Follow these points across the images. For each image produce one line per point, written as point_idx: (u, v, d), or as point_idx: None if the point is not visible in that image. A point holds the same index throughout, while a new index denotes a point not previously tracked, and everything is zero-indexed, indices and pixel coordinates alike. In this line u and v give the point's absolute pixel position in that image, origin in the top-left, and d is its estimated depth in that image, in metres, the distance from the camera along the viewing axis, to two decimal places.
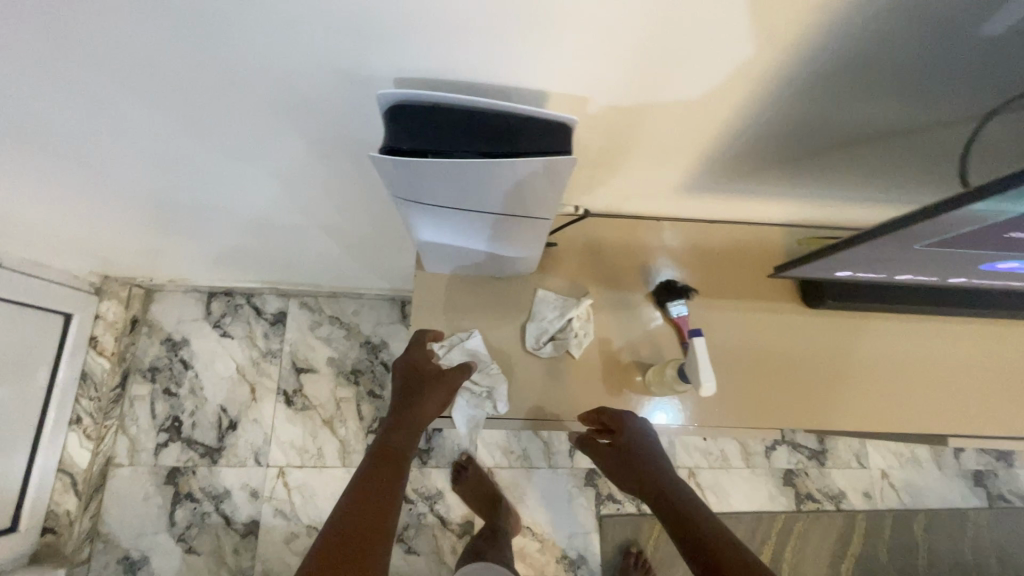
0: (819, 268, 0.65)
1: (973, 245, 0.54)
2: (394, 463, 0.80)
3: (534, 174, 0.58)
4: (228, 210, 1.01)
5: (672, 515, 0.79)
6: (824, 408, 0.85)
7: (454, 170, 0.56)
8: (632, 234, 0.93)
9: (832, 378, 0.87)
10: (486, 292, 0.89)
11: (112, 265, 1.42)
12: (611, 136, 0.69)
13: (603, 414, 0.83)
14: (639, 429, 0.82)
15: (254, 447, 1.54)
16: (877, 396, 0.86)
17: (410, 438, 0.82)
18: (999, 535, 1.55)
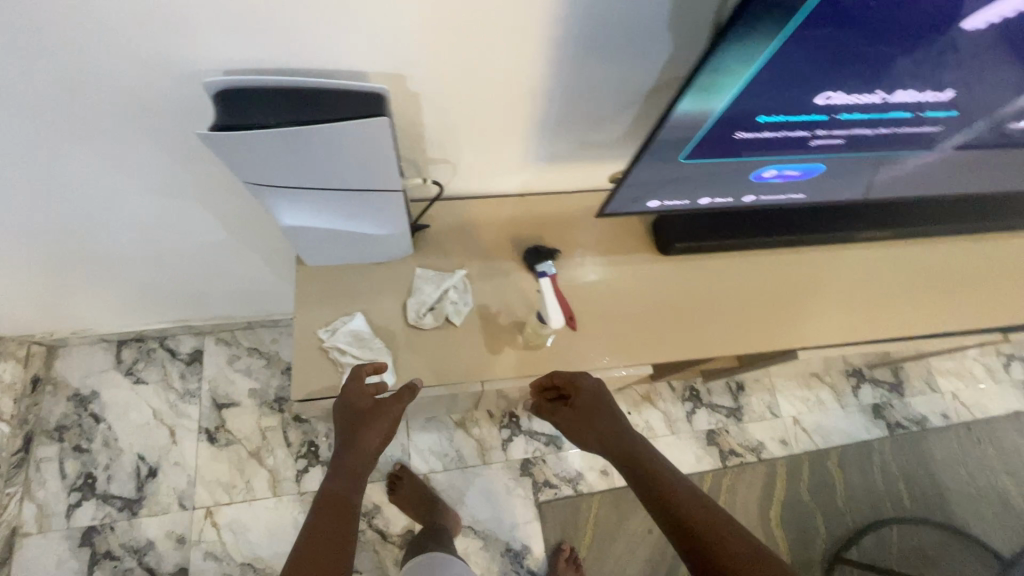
0: (635, 200, 0.74)
1: (732, 155, 0.64)
2: (340, 510, 0.75)
3: (356, 143, 0.66)
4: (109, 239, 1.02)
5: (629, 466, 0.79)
6: (684, 338, 0.97)
7: (279, 142, 0.63)
8: (498, 212, 1.02)
9: (686, 312, 0.99)
10: (367, 279, 0.95)
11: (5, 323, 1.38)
12: (441, 113, 0.78)
13: (554, 378, 0.88)
14: (592, 392, 0.85)
15: (176, 492, 1.48)
16: (726, 322, 0.99)
17: (353, 482, 0.78)
18: (904, 460, 1.68)
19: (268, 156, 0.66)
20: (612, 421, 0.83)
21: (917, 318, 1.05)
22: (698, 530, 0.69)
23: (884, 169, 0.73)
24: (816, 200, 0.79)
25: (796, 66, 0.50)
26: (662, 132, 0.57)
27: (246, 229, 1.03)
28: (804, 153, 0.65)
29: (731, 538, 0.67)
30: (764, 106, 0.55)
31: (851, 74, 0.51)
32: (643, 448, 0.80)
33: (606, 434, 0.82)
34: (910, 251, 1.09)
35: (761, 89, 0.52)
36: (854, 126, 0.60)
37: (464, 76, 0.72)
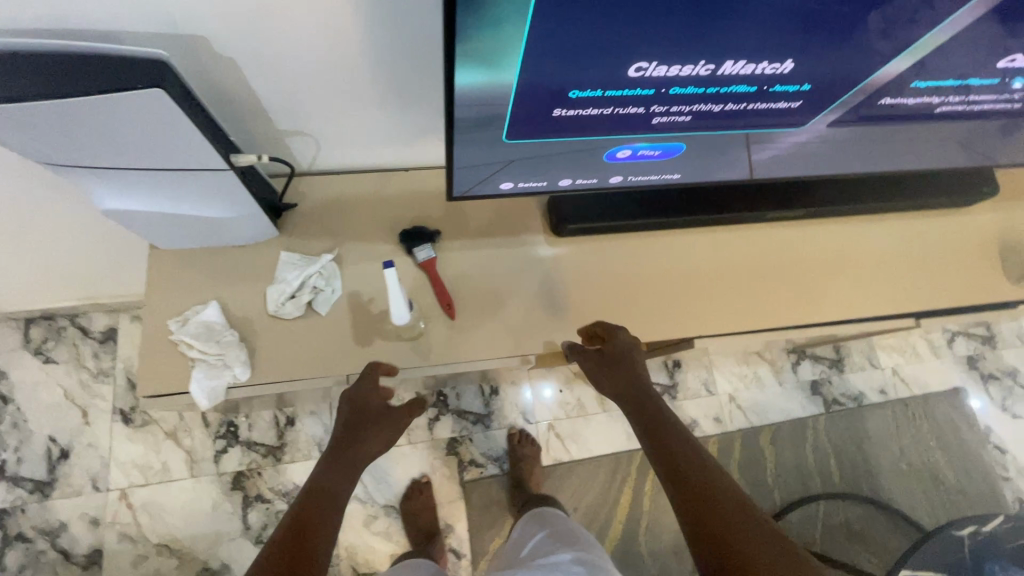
0: (482, 183, 0.67)
1: (564, 136, 0.57)
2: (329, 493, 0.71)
3: (138, 118, 0.59)
4: None
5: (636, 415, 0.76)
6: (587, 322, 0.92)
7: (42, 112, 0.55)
8: (379, 188, 0.94)
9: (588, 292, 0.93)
10: (228, 265, 0.88)
11: None
12: (273, 78, 0.70)
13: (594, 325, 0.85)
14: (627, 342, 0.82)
15: (90, 473, 1.45)
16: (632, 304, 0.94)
17: (344, 480, 0.73)
18: (838, 436, 1.67)
19: (37, 134, 0.58)
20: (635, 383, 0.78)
21: (832, 301, 0.99)
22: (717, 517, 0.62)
23: (757, 148, 0.66)
24: (694, 182, 0.72)
25: (593, 32, 0.44)
26: (455, 114, 0.50)
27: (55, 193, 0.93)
28: (649, 133, 0.58)
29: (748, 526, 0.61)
30: (575, 80, 0.48)
31: (662, 42, 0.46)
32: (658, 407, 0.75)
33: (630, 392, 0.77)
34: (830, 231, 1.03)
35: (563, 60, 0.46)
36: (693, 103, 0.54)
37: (290, 38, 0.64)
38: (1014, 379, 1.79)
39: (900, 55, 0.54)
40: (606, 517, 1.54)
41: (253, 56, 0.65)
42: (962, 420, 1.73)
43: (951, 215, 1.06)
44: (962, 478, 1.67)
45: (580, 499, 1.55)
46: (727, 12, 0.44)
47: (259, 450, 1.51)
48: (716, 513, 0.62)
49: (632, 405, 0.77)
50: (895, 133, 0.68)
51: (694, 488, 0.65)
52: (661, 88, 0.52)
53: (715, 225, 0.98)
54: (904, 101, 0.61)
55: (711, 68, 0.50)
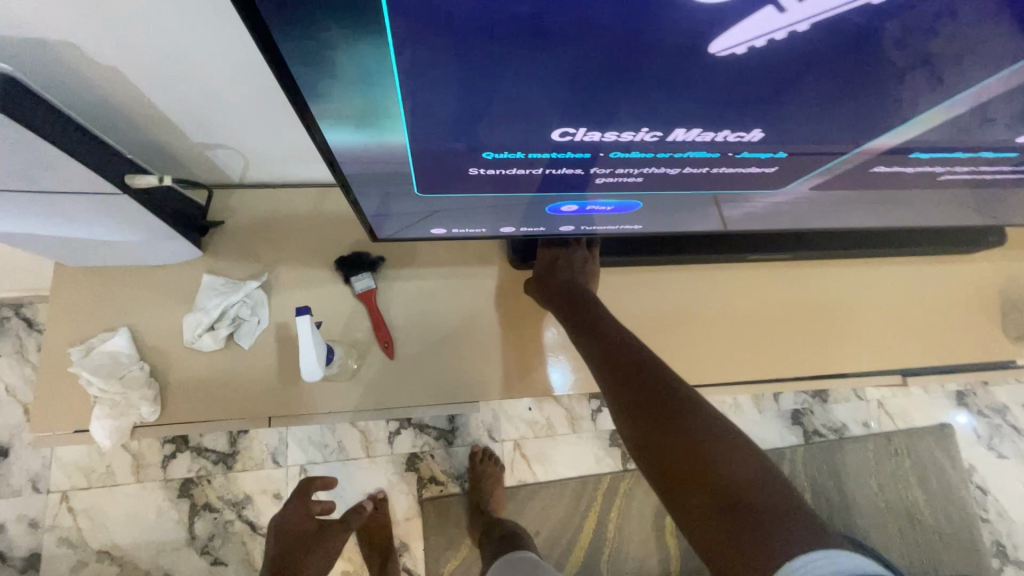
0: (410, 227, 0.59)
1: (493, 190, 0.51)
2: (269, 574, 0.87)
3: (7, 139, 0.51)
4: None
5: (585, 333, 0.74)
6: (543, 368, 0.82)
7: None
8: (321, 206, 0.85)
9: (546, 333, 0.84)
10: (143, 286, 0.79)
11: None
12: (178, 89, 0.61)
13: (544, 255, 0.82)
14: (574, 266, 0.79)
15: (30, 474, 1.38)
16: None
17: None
18: (816, 469, 1.61)
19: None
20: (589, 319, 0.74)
21: (828, 352, 0.88)
22: (677, 439, 0.59)
23: (728, 205, 0.57)
24: (657, 232, 0.64)
25: (496, 90, 0.38)
26: (347, 166, 0.46)
27: None
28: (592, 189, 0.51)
29: (710, 443, 0.58)
30: (487, 140, 0.43)
31: (590, 105, 0.39)
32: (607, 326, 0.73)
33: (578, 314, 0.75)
34: (821, 275, 0.92)
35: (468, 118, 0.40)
36: (640, 165, 0.47)
37: (200, 46, 0.56)
38: (1005, 417, 1.72)
39: (896, 128, 0.46)
40: (568, 542, 1.49)
41: (160, 67, 0.58)
42: (946, 458, 1.67)
43: (951, 263, 0.97)
44: (940, 518, 1.62)
45: (542, 523, 1.49)
46: (658, 78, 0.37)
47: (210, 457, 1.44)
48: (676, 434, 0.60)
49: (596, 352, 0.72)
50: (889, 196, 0.60)
51: (660, 428, 0.61)
52: (598, 150, 0.45)
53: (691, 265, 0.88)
54: (903, 169, 0.53)
55: (659, 134, 0.44)
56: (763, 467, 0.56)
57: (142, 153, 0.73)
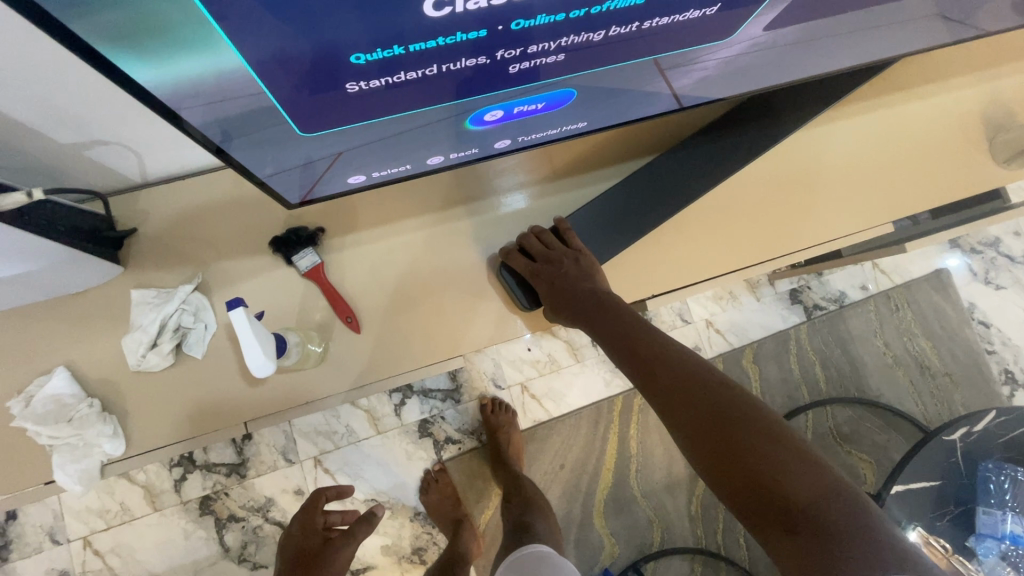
0: (324, 178, 0.51)
1: (392, 110, 0.41)
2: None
3: None
4: None
5: (623, 343, 0.69)
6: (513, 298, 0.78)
7: None
8: (239, 185, 0.76)
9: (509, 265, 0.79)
10: (68, 319, 0.71)
11: None
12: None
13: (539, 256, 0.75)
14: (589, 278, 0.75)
15: (45, 528, 1.36)
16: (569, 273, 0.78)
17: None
18: (821, 342, 1.62)
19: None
20: (616, 322, 0.71)
21: (805, 225, 0.85)
22: (722, 440, 0.56)
23: (677, 73, 0.49)
24: (605, 125, 0.57)
25: None
26: (198, 113, 0.36)
27: None
28: (516, 84, 0.41)
29: (757, 439, 0.55)
30: (333, 38, 0.32)
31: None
32: (648, 336, 0.69)
33: (612, 329, 0.71)
34: (792, 144, 0.87)
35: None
36: (554, 35, 0.36)
37: (10, 17, 0.46)
38: (996, 249, 1.72)
39: None
40: (595, 467, 1.50)
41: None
42: (947, 302, 1.66)
43: (930, 96, 0.89)
44: (948, 362, 1.64)
45: (566, 456, 1.50)
46: None
47: (221, 470, 1.42)
48: (720, 432, 0.57)
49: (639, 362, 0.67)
50: (854, 21, 0.51)
51: (726, 437, 0.56)
52: (494, 24, 0.34)
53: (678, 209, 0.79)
54: None
55: None
56: (821, 468, 0.52)
57: (13, 165, 0.64)
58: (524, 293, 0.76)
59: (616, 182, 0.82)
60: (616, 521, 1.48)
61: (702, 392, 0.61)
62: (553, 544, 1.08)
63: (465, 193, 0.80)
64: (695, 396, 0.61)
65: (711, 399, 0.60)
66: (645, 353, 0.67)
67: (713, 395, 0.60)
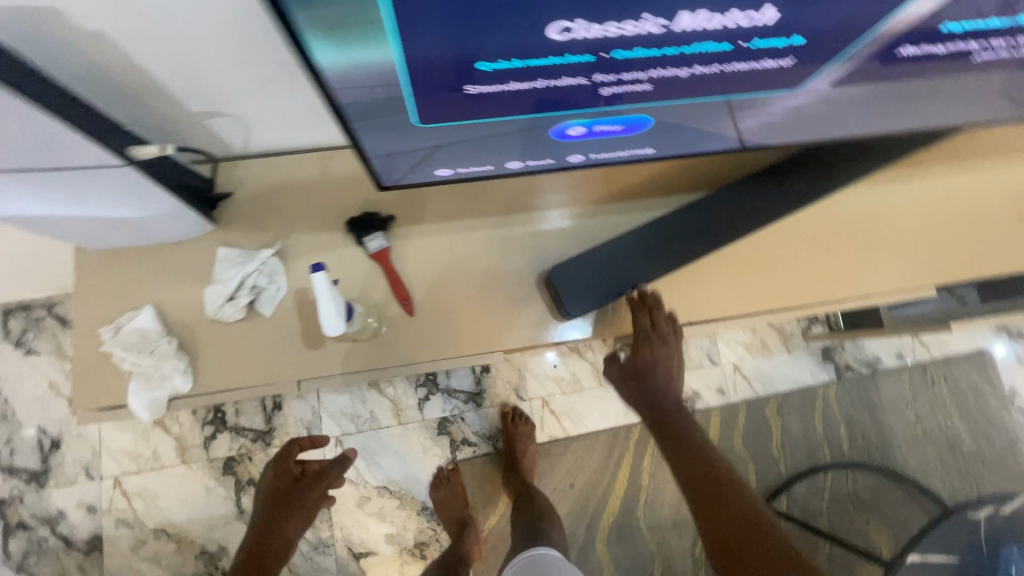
0: (414, 169, 0.56)
1: (491, 115, 0.46)
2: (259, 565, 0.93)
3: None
4: None
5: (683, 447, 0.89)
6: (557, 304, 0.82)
7: None
8: (326, 169, 0.85)
9: None
10: (161, 264, 0.80)
11: None
12: (163, 48, 0.59)
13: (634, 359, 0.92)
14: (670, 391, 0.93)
15: (83, 462, 1.45)
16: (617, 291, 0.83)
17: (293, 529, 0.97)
18: (849, 405, 1.60)
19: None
20: (684, 431, 0.90)
21: (845, 277, 0.88)
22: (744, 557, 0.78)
23: (744, 115, 0.54)
24: (671, 153, 0.62)
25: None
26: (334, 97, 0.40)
27: None
28: (603, 105, 0.46)
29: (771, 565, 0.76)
30: (468, 50, 0.36)
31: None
32: (709, 452, 0.88)
33: (678, 437, 0.90)
34: (842, 199, 0.90)
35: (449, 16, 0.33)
36: (647, 67, 0.41)
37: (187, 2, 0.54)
38: None
39: None
40: (603, 492, 1.51)
41: (141, 23, 0.56)
42: (986, 384, 1.62)
43: (987, 170, 0.92)
44: (981, 445, 1.60)
45: (576, 476, 1.51)
46: None
47: (248, 435, 1.49)
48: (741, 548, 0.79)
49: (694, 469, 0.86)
50: (919, 87, 0.55)
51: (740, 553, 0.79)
52: (599, 51, 0.38)
53: (722, 245, 0.83)
54: (932, 52, 0.47)
55: (665, 23, 0.36)
56: None
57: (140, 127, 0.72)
58: (567, 302, 0.81)
59: (667, 211, 0.87)
60: (619, 550, 1.48)
61: (737, 507, 0.82)
62: (562, 552, 1.10)
63: (525, 202, 0.86)
64: (725, 509, 0.82)
65: (745, 520, 0.80)
66: (705, 462, 0.86)
67: (747, 515, 0.81)
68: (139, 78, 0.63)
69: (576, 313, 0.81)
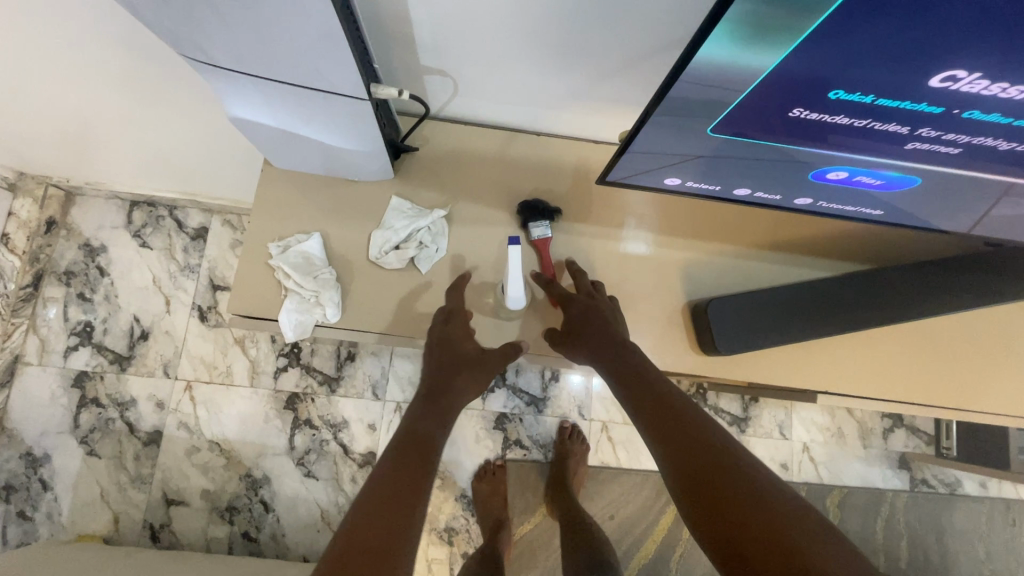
0: (647, 172, 0.56)
1: (779, 139, 0.45)
2: (427, 448, 0.69)
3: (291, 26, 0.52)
4: (72, 97, 0.92)
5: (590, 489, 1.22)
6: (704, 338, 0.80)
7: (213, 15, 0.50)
8: (505, 149, 0.87)
9: None
10: (337, 199, 0.83)
11: (27, 166, 1.34)
12: (432, 7, 0.61)
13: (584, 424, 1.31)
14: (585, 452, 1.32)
15: (164, 359, 1.52)
16: (775, 342, 0.78)
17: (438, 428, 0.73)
18: (916, 519, 1.51)
19: (179, 26, 0.53)
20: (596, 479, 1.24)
21: (1000, 391, 0.83)
22: None
23: (1004, 202, 0.52)
24: (893, 219, 0.60)
25: (886, 14, 0.30)
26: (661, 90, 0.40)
27: (162, 91, 0.90)
28: (896, 158, 0.45)
29: None
30: (834, 75, 0.36)
31: (1020, 41, 0.30)
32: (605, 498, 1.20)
33: None
34: (1012, 311, 0.86)
35: (851, 33, 0.32)
36: (980, 133, 0.39)
37: None
38: None
39: None
40: (641, 533, 1.47)
41: None
42: None
43: None
44: None
45: (619, 509, 1.48)
46: None
47: (317, 377, 1.53)
48: None
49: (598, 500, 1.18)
50: None
51: None
52: (954, 107, 0.37)
53: (888, 323, 0.79)
54: None
55: None
56: None
57: None
58: (717, 339, 0.78)
59: (828, 275, 0.84)
60: None
61: None
62: None
63: (689, 229, 0.85)
64: None
65: None
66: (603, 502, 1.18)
67: None
68: (392, 27, 0.65)
69: (723, 352, 0.78)
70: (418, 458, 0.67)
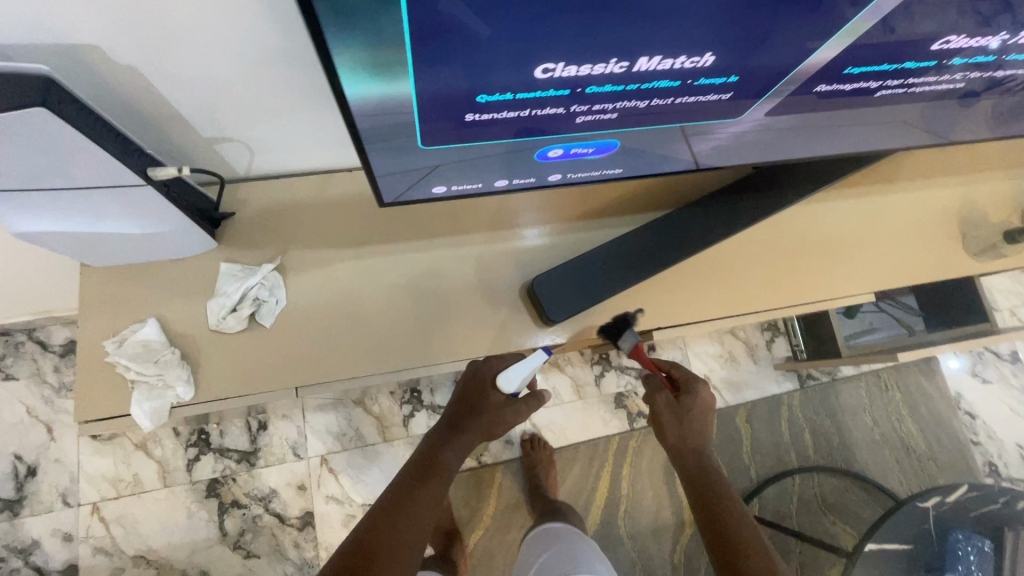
0: (413, 188, 0.63)
1: (482, 138, 0.53)
2: (441, 476, 0.75)
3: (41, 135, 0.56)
4: None
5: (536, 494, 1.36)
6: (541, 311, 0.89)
7: None
8: (323, 191, 0.91)
9: None
10: (165, 280, 0.84)
11: None
12: (189, 85, 0.66)
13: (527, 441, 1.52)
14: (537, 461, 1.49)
15: (60, 489, 1.42)
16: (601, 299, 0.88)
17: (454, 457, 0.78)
18: (813, 411, 1.70)
19: None
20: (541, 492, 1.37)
21: (797, 285, 0.98)
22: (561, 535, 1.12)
23: (697, 140, 0.63)
24: (637, 174, 0.70)
25: (463, 40, 0.40)
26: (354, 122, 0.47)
27: None
28: (580, 131, 0.55)
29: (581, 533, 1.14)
30: (470, 85, 0.45)
31: (565, 35, 0.41)
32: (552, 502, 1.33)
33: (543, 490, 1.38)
34: (793, 216, 1.01)
35: (451, 55, 0.41)
36: (614, 100, 0.50)
37: (221, 51, 0.63)
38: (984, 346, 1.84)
39: (829, 42, 0.49)
40: (586, 502, 1.56)
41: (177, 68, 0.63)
42: (933, 388, 1.77)
43: (911, 191, 1.05)
44: (934, 445, 1.72)
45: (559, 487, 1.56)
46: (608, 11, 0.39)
47: (233, 456, 1.49)
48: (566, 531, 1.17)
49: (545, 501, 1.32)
50: (840, 117, 0.65)
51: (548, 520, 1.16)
52: (575, 87, 0.47)
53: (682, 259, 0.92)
54: (841, 90, 0.58)
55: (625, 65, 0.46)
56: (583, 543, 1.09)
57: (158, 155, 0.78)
58: (551, 309, 0.87)
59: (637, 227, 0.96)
60: None
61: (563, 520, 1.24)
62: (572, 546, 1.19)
63: (508, 220, 0.94)
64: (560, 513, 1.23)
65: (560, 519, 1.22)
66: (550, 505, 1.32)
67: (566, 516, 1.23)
68: (162, 111, 0.70)
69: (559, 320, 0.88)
70: (428, 488, 0.73)
